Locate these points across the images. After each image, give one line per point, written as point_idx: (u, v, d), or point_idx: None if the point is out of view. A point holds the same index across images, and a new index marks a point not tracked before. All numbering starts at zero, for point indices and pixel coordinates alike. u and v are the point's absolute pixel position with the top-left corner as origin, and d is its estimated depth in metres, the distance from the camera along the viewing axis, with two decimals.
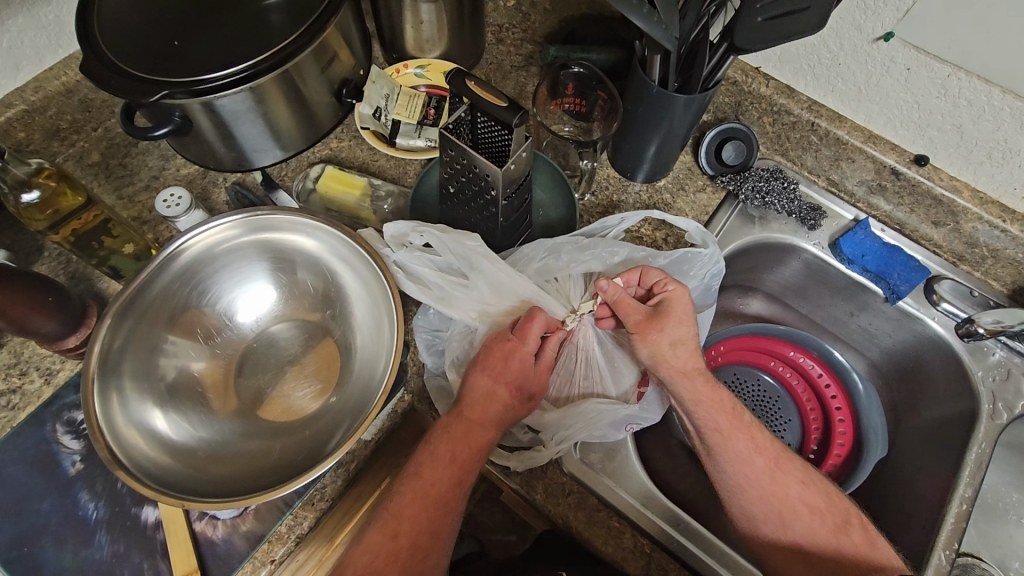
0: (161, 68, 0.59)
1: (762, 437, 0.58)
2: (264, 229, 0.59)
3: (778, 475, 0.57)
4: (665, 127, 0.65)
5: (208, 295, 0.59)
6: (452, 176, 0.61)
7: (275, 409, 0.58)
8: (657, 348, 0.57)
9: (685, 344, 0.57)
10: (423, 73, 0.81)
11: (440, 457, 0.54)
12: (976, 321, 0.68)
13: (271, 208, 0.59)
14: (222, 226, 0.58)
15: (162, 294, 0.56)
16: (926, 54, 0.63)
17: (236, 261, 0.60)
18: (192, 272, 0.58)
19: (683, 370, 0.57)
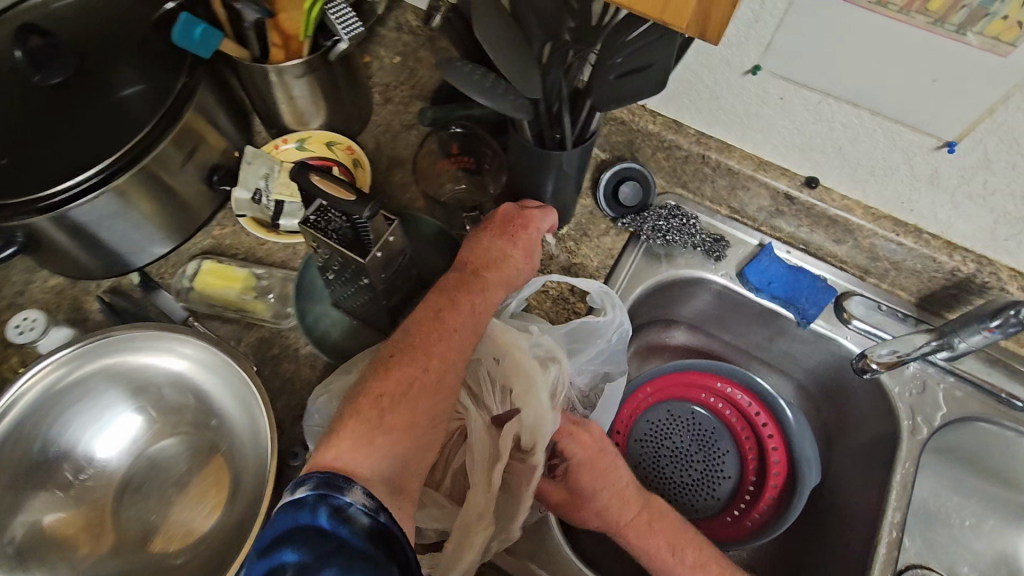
0: (4, 189, 0.56)
1: (711, 573, 0.54)
2: (119, 352, 0.55)
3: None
4: (555, 171, 0.63)
5: (64, 436, 0.54)
6: (327, 263, 0.59)
7: (165, 538, 0.54)
8: (587, 515, 0.55)
9: (615, 496, 0.54)
10: (303, 146, 0.77)
11: (426, 322, 0.50)
12: (870, 356, 0.67)
13: (109, 328, 0.54)
14: (66, 360, 0.53)
15: (7, 444, 0.51)
16: (793, 83, 0.62)
17: (91, 393, 0.55)
18: (39, 416, 0.52)
19: (615, 524, 0.54)
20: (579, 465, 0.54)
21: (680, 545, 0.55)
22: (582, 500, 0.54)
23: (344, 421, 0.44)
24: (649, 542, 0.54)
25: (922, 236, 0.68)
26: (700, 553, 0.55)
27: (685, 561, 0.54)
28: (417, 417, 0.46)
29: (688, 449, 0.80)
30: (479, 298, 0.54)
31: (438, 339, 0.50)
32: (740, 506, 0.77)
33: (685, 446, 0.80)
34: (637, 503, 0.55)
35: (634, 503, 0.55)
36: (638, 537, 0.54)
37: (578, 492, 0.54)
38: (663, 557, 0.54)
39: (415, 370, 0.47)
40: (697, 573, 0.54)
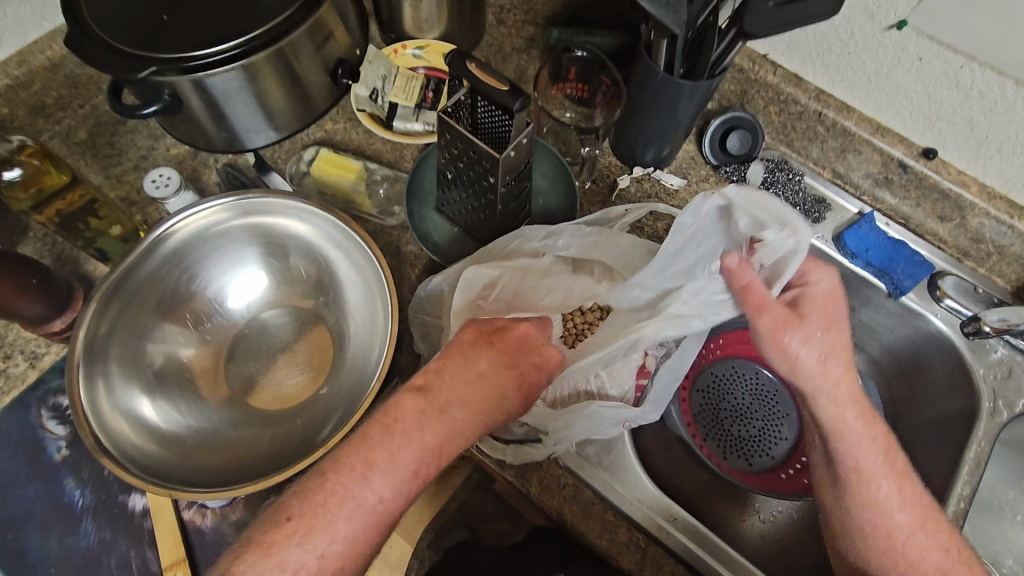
0: (150, 43, 0.57)
1: (912, 491, 0.56)
2: (256, 213, 0.57)
3: (908, 513, 0.55)
4: (667, 115, 0.65)
5: (199, 280, 0.58)
6: (452, 160, 0.60)
7: (265, 397, 0.57)
8: (810, 370, 0.53)
9: (836, 356, 0.53)
10: (421, 54, 0.78)
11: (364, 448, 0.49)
12: (984, 320, 0.67)
13: (264, 190, 0.57)
14: (214, 208, 0.56)
15: (151, 277, 0.55)
16: (939, 44, 0.61)
17: (228, 245, 0.58)
18: (181, 256, 0.57)
19: (835, 390, 0.54)
20: (815, 300, 0.53)
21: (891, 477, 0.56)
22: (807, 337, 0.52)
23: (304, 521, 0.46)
24: (851, 431, 0.55)
25: None
26: (898, 472, 0.56)
27: (890, 472, 0.56)
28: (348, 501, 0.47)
29: (749, 405, 0.79)
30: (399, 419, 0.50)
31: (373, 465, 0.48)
32: (794, 467, 0.76)
33: (747, 403, 0.79)
34: (852, 389, 0.54)
35: (852, 388, 0.54)
36: (850, 435, 0.55)
37: (803, 317, 0.53)
38: (874, 475, 0.55)
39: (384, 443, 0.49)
40: (893, 496, 0.55)
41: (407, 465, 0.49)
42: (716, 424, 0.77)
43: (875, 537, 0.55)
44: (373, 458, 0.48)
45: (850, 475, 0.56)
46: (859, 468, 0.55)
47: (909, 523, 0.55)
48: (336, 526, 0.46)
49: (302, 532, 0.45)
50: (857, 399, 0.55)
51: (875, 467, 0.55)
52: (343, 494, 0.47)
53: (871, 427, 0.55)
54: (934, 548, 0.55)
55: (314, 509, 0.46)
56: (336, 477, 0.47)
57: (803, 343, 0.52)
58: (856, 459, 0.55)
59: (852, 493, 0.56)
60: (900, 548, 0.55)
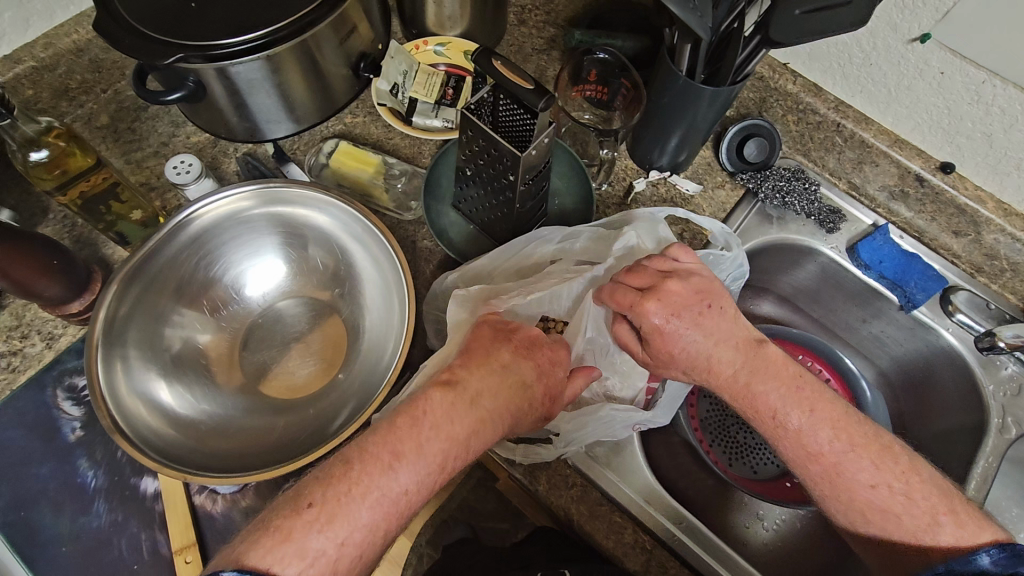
0: (177, 29, 0.58)
1: (829, 411, 0.51)
2: (277, 203, 0.58)
3: (830, 434, 0.51)
4: (688, 119, 0.65)
5: (217, 267, 0.59)
6: (472, 156, 0.60)
7: (278, 384, 0.58)
8: (681, 348, 0.53)
9: (726, 340, 0.53)
10: (442, 51, 0.78)
11: (382, 439, 0.46)
12: (999, 334, 0.66)
13: (285, 180, 0.57)
14: (236, 196, 0.57)
15: (171, 263, 0.56)
16: (962, 59, 0.61)
17: (247, 234, 0.59)
18: (200, 242, 0.57)
19: (714, 354, 0.53)
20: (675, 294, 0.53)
21: (804, 403, 0.51)
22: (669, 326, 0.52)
23: (325, 498, 0.43)
24: (757, 385, 0.52)
25: None
26: (821, 399, 0.52)
27: (805, 402, 0.51)
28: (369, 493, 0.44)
29: None
30: (429, 414, 0.48)
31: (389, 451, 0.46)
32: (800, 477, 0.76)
33: None
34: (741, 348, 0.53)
35: (738, 343, 0.53)
36: (741, 376, 0.53)
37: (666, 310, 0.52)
38: (784, 408, 0.51)
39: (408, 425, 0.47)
40: (807, 421, 0.51)
41: (434, 458, 0.47)
42: (724, 432, 0.77)
43: (812, 475, 0.51)
44: (400, 451, 0.46)
45: (766, 428, 0.53)
46: (767, 408, 0.52)
47: (833, 450, 0.50)
48: (355, 513, 0.43)
49: (323, 517, 0.42)
50: (739, 345, 0.53)
51: (784, 398, 0.52)
52: (368, 483, 0.44)
53: (739, 357, 0.53)
54: (862, 473, 0.50)
55: (336, 496, 0.43)
56: (363, 466, 0.44)
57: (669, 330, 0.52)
58: (751, 398, 0.52)
59: (778, 439, 0.52)
60: (835, 472, 0.50)
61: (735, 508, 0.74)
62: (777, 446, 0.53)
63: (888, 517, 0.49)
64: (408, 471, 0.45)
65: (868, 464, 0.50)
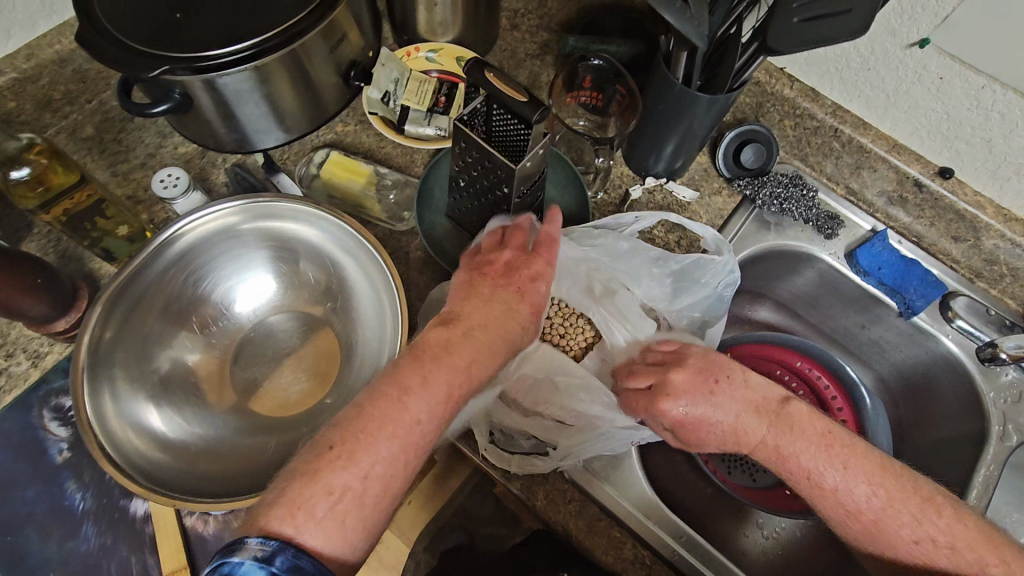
0: (161, 41, 0.56)
1: (863, 466, 0.50)
2: (266, 217, 0.57)
3: (868, 491, 0.49)
4: (685, 126, 0.63)
5: (206, 284, 0.57)
6: (464, 167, 0.59)
7: (269, 402, 0.57)
8: (708, 429, 0.52)
9: (746, 410, 0.52)
10: (434, 57, 0.77)
11: (393, 395, 0.46)
12: (1000, 345, 0.66)
13: (274, 195, 0.56)
14: (224, 211, 0.55)
15: (158, 281, 0.55)
16: (961, 64, 0.60)
17: (236, 250, 0.58)
18: (188, 259, 0.56)
19: (738, 425, 0.52)
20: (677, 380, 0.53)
21: (838, 460, 0.50)
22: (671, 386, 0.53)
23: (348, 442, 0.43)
24: (786, 451, 0.51)
25: None
26: (853, 454, 0.51)
27: (837, 461, 0.50)
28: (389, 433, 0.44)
29: None
30: (433, 349, 0.49)
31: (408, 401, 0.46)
32: None
33: None
34: (764, 415, 0.52)
35: (759, 409, 0.52)
36: (768, 446, 0.52)
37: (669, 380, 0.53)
38: (817, 468, 0.50)
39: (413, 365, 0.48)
40: (843, 480, 0.50)
41: (444, 384, 0.48)
42: None
43: (852, 531, 0.50)
44: (408, 385, 0.46)
45: (804, 494, 0.51)
46: (800, 469, 0.51)
47: (873, 507, 0.49)
48: (373, 449, 0.44)
49: (345, 457, 0.43)
50: (760, 409, 0.52)
51: (816, 458, 0.50)
52: (382, 418, 0.45)
53: (762, 422, 0.52)
54: (906, 529, 0.49)
55: (357, 436, 0.44)
56: (373, 404, 0.45)
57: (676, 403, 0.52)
58: (783, 459, 0.51)
59: (815, 502, 0.51)
60: (878, 527, 0.49)
61: (735, 518, 0.74)
62: (815, 506, 0.51)
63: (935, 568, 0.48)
64: (423, 406, 0.46)
65: (909, 518, 0.49)
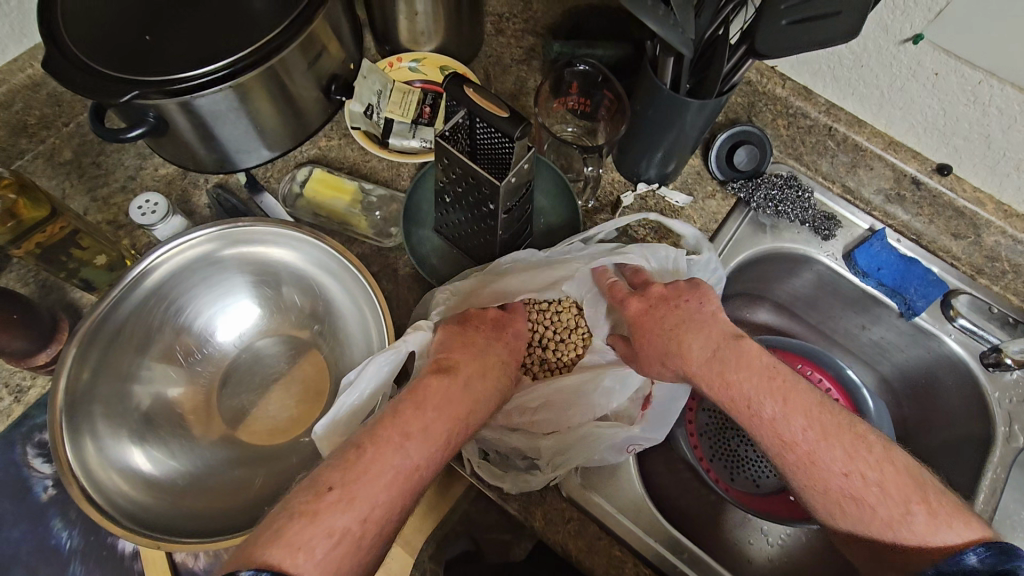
0: (134, 65, 0.55)
1: (801, 402, 0.49)
2: (244, 243, 0.55)
3: (807, 429, 0.49)
4: (676, 130, 0.62)
5: (187, 315, 0.56)
6: (450, 184, 0.57)
7: (258, 430, 0.56)
8: (663, 339, 0.53)
9: (697, 328, 0.52)
10: (417, 67, 0.76)
11: (390, 440, 0.45)
12: (1005, 350, 0.65)
13: (249, 219, 0.54)
14: (199, 240, 0.54)
15: (135, 316, 0.53)
16: (957, 59, 0.58)
17: (216, 278, 0.56)
18: (165, 292, 0.54)
19: (691, 349, 0.51)
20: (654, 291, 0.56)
21: (778, 393, 0.49)
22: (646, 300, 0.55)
23: (340, 479, 0.43)
24: (732, 380, 0.50)
25: None
26: (794, 394, 0.50)
27: (778, 396, 0.49)
28: (382, 479, 0.44)
29: None
30: (426, 397, 0.48)
31: (408, 446, 0.45)
32: None
33: None
34: (713, 343, 0.51)
35: (712, 337, 0.52)
36: (713, 368, 0.50)
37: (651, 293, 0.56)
38: (757, 399, 0.49)
39: (410, 409, 0.47)
40: (782, 420, 0.49)
41: (442, 432, 0.47)
42: (723, 447, 0.75)
43: (788, 463, 0.49)
44: (410, 430, 0.46)
45: (744, 424, 0.50)
46: (742, 398, 0.50)
47: (808, 439, 0.48)
48: (372, 494, 0.43)
49: (344, 500, 0.42)
50: (715, 336, 0.52)
51: (759, 389, 0.49)
52: (380, 465, 0.44)
53: (713, 345, 0.51)
54: (838, 470, 0.48)
55: (352, 478, 0.43)
56: (374, 451, 0.44)
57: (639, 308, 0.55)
58: (725, 386, 0.50)
59: (754, 434, 0.50)
60: (809, 463, 0.48)
61: (740, 525, 0.72)
62: (753, 435, 0.50)
63: (862, 505, 0.48)
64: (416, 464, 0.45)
65: (842, 453, 0.48)
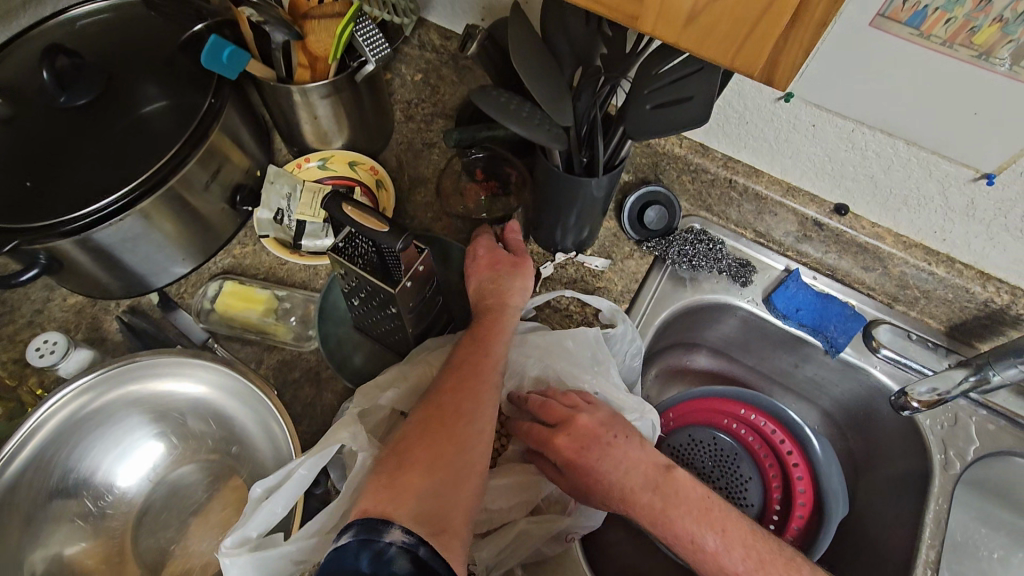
0: (22, 213, 0.55)
1: (736, 531, 0.50)
2: (129, 381, 0.54)
3: (742, 559, 0.49)
4: (579, 204, 0.64)
5: (84, 468, 0.54)
6: (353, 290, 0.58)
7: (178, 572, 0.53)
8: (602, 483, 0.51)
9: (628, 463, 0.52)
10: (326, 165, 0.76)
11: (420, 443, 0.47)
12: (910, 394, 0.64)
13: (130, 355, 0.54)
14: (80, 388, 0.53)
15: (21, 484, 0.51)
16: (828, 112, 0.61)
17: (109, 425, 0.55)
18: (56, 451, 0.53)
19: (627, 490, 0.51)
20: (585, 425, 0.53)
21: (716, 524, 0.50)
22: (571, 430, 0.53)
23: (382, 481, 0.45)
24: (669, 516, 0.50)
25: (954, 265, 0.67)
26: (730, 522, 0.51)
27: (714, 529, 0.50)
28: (430, 469, 0.45)
29: (711, 474, 0.78)
30: (444, 398, 0.50)
31: (430, 440, 0.47)
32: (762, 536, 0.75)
33: (708, 472, 0.78)
34: (649, 484, 0.51)
35: (649, 473, 0.52)
36: (649, 509, 0.50)
37: (573, 424, 0.53)
38: (695, 535, 0.50)
39: (431, 416, 0.49)
40: (721, 553, 0.49)
41: (467, 406, 0.50)
42: None
43: None
44: (430, 430, 0.48)
45: (686, 557, 0.51)
46: (681, 535, 0.50)
47: (746, 570, 0.49)
48: (419, 480, 0.44)
49: (399, 493, 0.43)
50: (651, 472, 0.52)
51: (698, 523, 0.50)
52: (419, 455, 0.46)
53: (651, 481, 0.51)
54: None
55: (400, 473, 0.45)
56: (404, 456, 0.46)
57: (563, 437, 0.53)
58: (666, 523, 0.50)
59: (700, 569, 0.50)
60: None
61: None
62: (697, 569, 0.51)
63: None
64: (454, 444, 0.47)
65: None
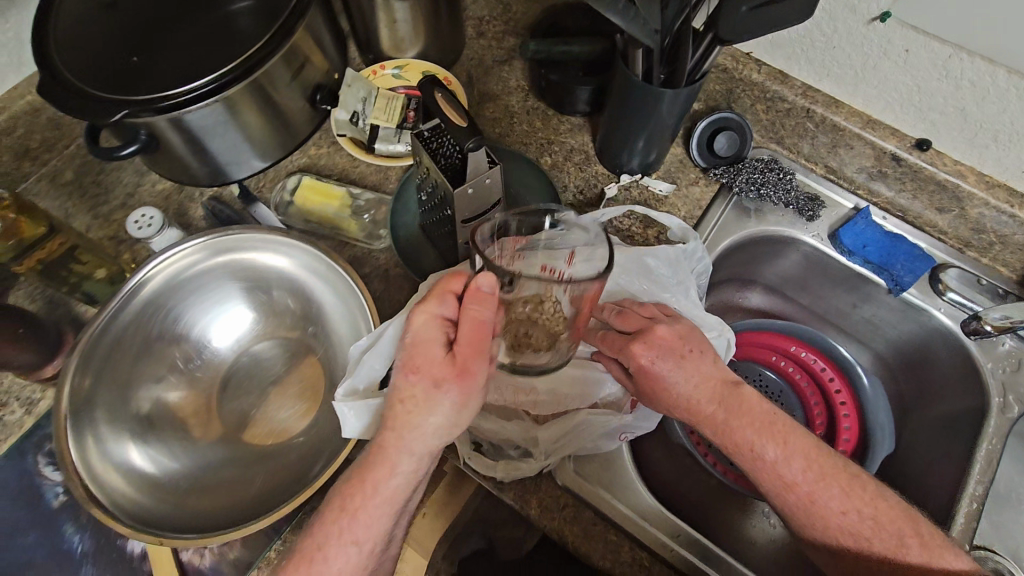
0: (125, 86, 0.57)
1: (798, 444, 0.51)
2: (229, 251, 0.59)
3: (802, 468, 0.50)
4: (652, 123, 0.63)
5: (185, 323, 0.59)
6: (427, 188, 0.60)
7: (260, 432, 0.58)
8: (666, 392, 0.53)
9: (693, 375, 0.53)
10: (400, 73, 0.78)
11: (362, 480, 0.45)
12: (984, 318, 0.65)
13: (234, 227, 0.59)
14: (188, 250, 0.58)
15: (131, 327, 0.56)
16: (926, 35, 0.59)
17: (208, 289, 0.60)
18: (163, 304, 0.58)
19: (692, 398, 0.53)
20: (664, 336, 0.54)
21: (778, 436, 0.51)
22: (647, 338, 0.54)
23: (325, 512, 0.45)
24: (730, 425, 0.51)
25: None
26: (793, 437, 0.51)
27: (776, 441, 0.50)
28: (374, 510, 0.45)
29: None
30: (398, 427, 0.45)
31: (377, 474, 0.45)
32: None
33: None
34: (713, 396, 0.52)
35: (712, 388, 0.53)
36: (710, 417, 0.52)
37: (649, 332, 0.54)
38: (756, 442, 0.51)
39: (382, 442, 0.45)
40: (780, 462, 0.50)
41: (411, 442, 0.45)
42: None
43: (787, 504, 0.50)
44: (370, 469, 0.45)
45: (745, 467, 0.52)
46: (743, 441, 0.51)
47: (806, 480, 0.50)
48: (369, 517, 0.45)
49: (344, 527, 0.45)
50: (716, 387, 0.53)
51: (759, 433, 0.51)
52: (366, 491, 0.45)
53: (715, 391, 0.53)
54: (835, 510, 0.49)
55: (337, 516, 0.44)
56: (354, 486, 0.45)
57: (643, 349, 0.53)
58: (728, 432, 0.52)
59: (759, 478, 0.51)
60: (807, 499, 0.50)
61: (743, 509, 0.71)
62: (756, 481, 0.52)
63: (861, 539, 0.48)
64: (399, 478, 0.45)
65: (838, 492, 0.49)
